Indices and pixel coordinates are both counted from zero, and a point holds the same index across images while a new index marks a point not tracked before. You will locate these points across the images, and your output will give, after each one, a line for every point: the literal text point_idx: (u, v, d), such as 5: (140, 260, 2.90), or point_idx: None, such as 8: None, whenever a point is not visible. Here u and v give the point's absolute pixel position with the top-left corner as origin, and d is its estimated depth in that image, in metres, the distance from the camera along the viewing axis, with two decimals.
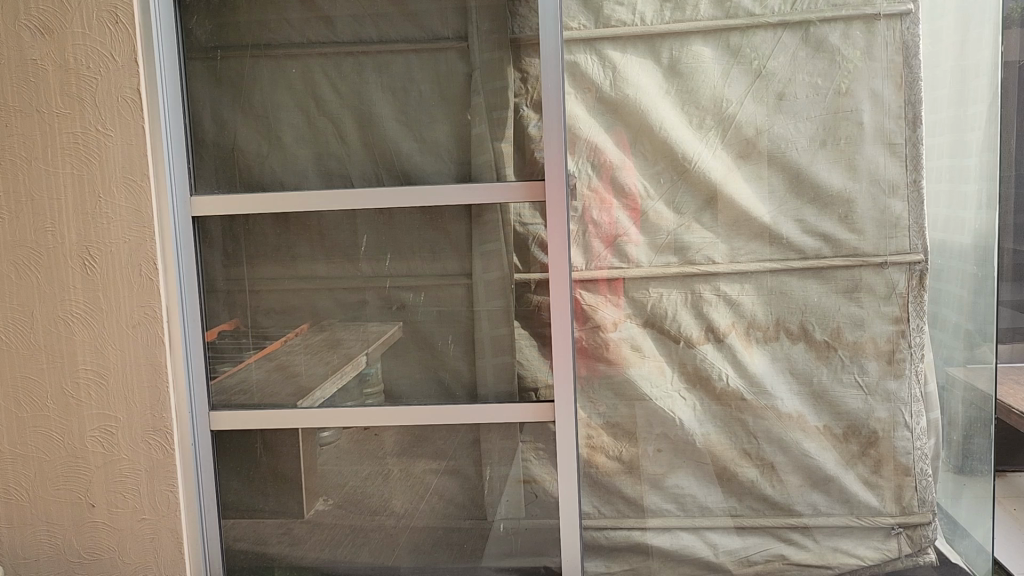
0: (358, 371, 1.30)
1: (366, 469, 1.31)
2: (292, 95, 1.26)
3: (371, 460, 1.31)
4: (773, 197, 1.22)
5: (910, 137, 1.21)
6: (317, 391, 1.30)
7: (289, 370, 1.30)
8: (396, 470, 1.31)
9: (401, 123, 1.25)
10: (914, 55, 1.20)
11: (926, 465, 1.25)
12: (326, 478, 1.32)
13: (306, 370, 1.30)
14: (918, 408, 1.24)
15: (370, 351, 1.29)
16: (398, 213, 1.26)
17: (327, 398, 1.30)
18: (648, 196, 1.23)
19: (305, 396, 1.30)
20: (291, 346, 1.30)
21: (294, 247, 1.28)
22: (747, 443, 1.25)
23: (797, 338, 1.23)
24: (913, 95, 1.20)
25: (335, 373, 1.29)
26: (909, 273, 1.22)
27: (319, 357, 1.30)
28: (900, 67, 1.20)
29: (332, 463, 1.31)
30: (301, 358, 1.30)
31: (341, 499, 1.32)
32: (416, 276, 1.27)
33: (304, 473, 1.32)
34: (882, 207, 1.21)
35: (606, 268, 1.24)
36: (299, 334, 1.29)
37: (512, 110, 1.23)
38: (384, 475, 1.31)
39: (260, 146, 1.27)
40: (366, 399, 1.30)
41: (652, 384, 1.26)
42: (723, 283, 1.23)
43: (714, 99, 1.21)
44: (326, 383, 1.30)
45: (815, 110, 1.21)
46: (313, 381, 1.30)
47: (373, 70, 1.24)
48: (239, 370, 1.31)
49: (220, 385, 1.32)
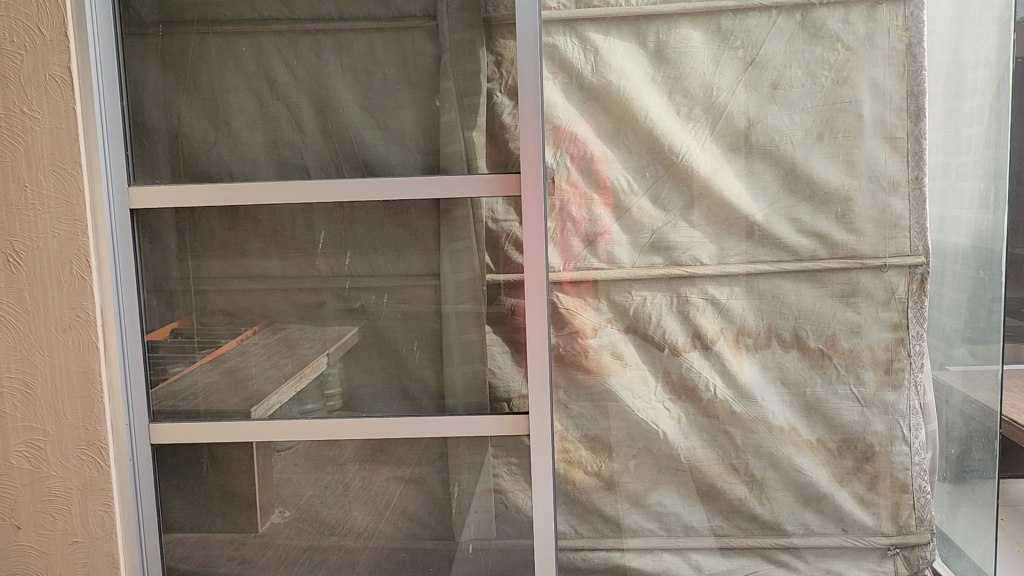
0: (318, 374, 1.19)
1: (324, 480, 1.21)
2: (242, 77, 1.14)
3: (330, 471, 1.20)
4: (765, 193, 1.13)
5: (912, 131, 1.13)
6: (272, 396, 1.19)
7: (241, 376, 1.19)
8: (356, 482, 1.20)
9: (363, 108, 1.14)
10: (918, 43, 1.13)
11: (924, 480, 1.18)
12: (281, 490, 1.21)
13: (261, 374, 1.19)
14: (916, 421, 1.17)
15: (329, 354, 1.18)
16: (359, 207, 1.15)
17: (285, 402, 1.19)
18: (630, 191, 1.14)
19: (261, 402, 1.20)
20: (244, 348, 1.18)
21: (246, 242, 1.17)
22: (735, 458, 1.17)
23: (789, 346, 1.15)
24: (916, 86, 1.13)
25: (291, 378, 1.19)
26: (910, 277, 1.15)
27: (274, 360, 1.19)
28: (902, 56, 1.13)
29: (288, 473, 1.21)
30: (254, 362, 1.19)
31: (298, 513, 1.22)
32: (380, 276, 1.16)
33: (257, 487, 1.21)
34: (882, 206, 1.13)
35: (585, 269, 1.15)
36: (254, 334, 1.18)
37: (484, 97, 1.12)
38: (343, 488, 1.21)
39: (207, 132, 1.16)
40: (326, 406, 1.19)
41: (635, 396, 1.18)
42: (710, 287, 1.15)
43: (704, 87, 1.12)
44: (283, 387, 1.19)
45: (811, 100, 1.12)
46: (268, 386, 1.19)
47: (333, 51, 1.13)
48: (189, 373, 1.20)
49: (169, 389, 1.20)
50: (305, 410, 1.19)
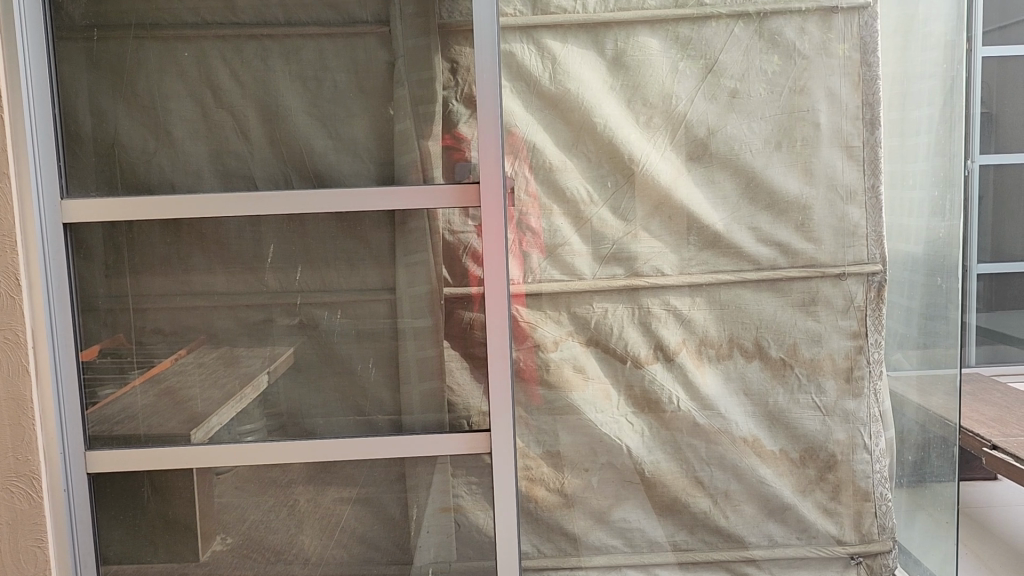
0: (259, 394, 1.13)
1: (268, 502, 1.15)
2: (184, 84, 1.09)
3: (275, 492, 1.15)
4: (727, 202, 1.17)
5: (868, 139, 1.24)
6: (213, 417, 1.13)
7: (180, 397, 1.13)
8: (304, 502, 1.15)
9: (313, 116, 1.09)
10: (872, 52, 1.25)
11: (885, 488, 1.26)
12: (224, 515, 1.15)
13: (201, 394, 1.13)
14: (875, 428, 1.24)
15: (271, 371, 1.13)
16: (310, 219, 1.10)
17: (226, 423, 1.13)
18: (591, 202, 1.15)
19: (200, 424, 1.13)
20: (182, 367, 1.12)
21: (187, 257, 1.11)
22: (698, 470, 1.19)
23: (752, 357, 1.19)
24: (869, 95, 1.24)
25: (233, 397, 1.13)
26: (868, 285, 1.24)
27: (215, 380, 1.13)
28: (857, 65, 1.22)
29: (229, 496, 1.15)
30: (194, 382, 1.13)
31: (241, 539, 1.16)
32: (332, 291, 1.11)
33: (198, 514, 1.15)
34: (840, 215, 1.21)
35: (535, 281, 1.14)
36: (191, 351, 1.12)
37: (440, 105, 1.09)
38: (291, 510, 1.15)
39: (146, 141, 1.09)
40: (268, 425, 1.14)
41: (597, 409, 1.18)
42: (673, 298, 1.17)
43: (663, 95, 1.15)
44: (225, 407, 1.13)
45: (769, 110, 1.18)
46: (209, 406, 1.13)
47: (280, 57, 1.09)
48: (123, 395, 1.13)
49: (101, 413, 1.13)
50: (245, 430, 1.14)
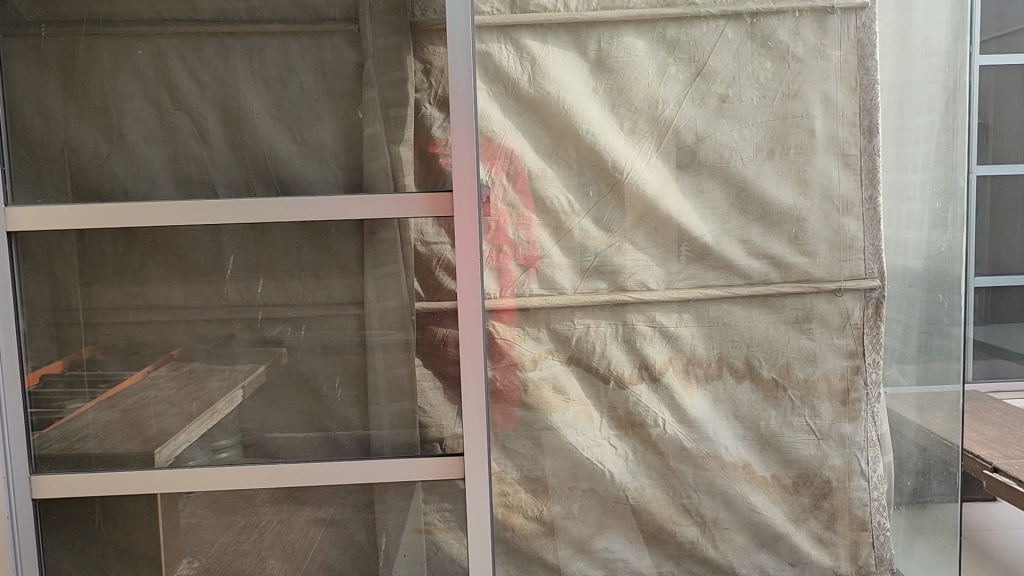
0: (235, 408, 1.06)
1: (238, 523, 1.08)
2: (139, 84, 1.02)
3: (244, 511, 1.08)
4: (716, 213, 1.24)
5: (864, 147, 1.31)
6: (179, 435, 1.06)
7: (140, 415, 1.06)
8: (272, 525, 1.08)
9: (276, 119, 1.03)
10: (868, 55, 1.30)
11: (881, 515, 1.35)
12: (192, 537, 1.08)
13: (167, 412, 1.06)
14: (873, 454, 1.32)
15: (243, 388, 1.06)
16: (273, 227, 1.03)
17: (194, 441, 1.06)
18: (573, 213, 1.21)
19: (167, 441, 1.06)
20: (153, 381, 1.05)
21: (143, 267, 1.04)
22: (687, 497, 1.27)
23: (742, 377, 1.27)
24: (866, 100, 1.31)
25: (199, 415, 1.06)
26: (864, 301, 1.31)
27: (179, 400, 1.06)
28: (853, 68, 1.29)
29: (197, 516, 1.08)
30: (156, 400, 1.06)
31: (209, 563, 1.09)
32: (297, 305, 1.05)
33: (162, 534, 1.08)
34: (837, 226, 1.29)
35: (511, 296, 1.21)
36: (168, 363, 1.05)
37: (411, 107, 1.03)
38: (257, 534, 1.08)
39: (98, 145, 1.03)
40: (240, 442, 1.07)
41: (579, 433, 1.24)
42: (657, 314, 1.24)
43: (648, 100, 1.21)
44: (193, 425, 1.06)
45: (761, 116, 1.25)
46: (171, 425, 1.06)
47: (242, 56, 1.02)
48: (87, 411, 1.06)
49: (62, 429, 1.06)
50: (217, 447, 1.07)
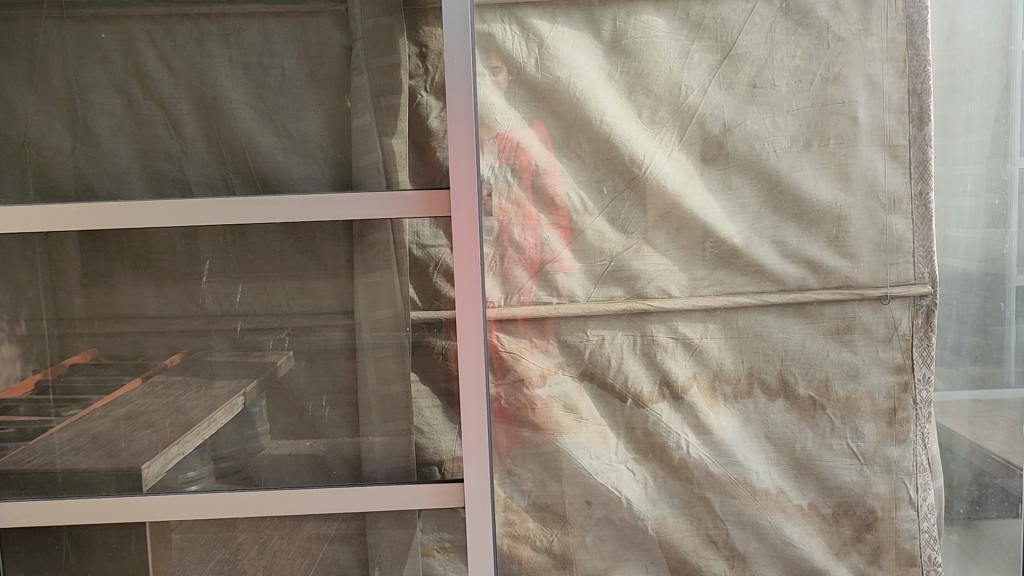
0: (234, 417, 0.96)
1: (237, 539, 0.98)
2: (107, 72, 0.93)
3: (245, 526, 0.98)
4: (745, 211, 1.06)
5: (915, 137, 1.08)
6: (173, 448, 0.97)
7: (121, 433, 0.97)
8: (264, 549, 0.98)
9: (256, 110, 0.93)
10: (920, 34, 1.07)
11: (933, 550, 1.14)
12: (188, 554, 0.99)
13: (165, 420, 0.97)
14: (924, 481, 1.12)
15: (245, 394, 0.96)
16: (254, 230, 0.94)
17: (191, 451, 0.97)
18: (585, 211, 1.06)
19: (157, 456, 0.97)
20: (136, 394, 0.96)
21: (112, 274, 0.95)
22: (712, 529, 1.10)
23: (775, 394, 1.09)
24: (918, 84, 1.07)
25: (189, 431, 0.97)
26: (914, 309, 1.09)
27: (166, 411, 0.96)
28: (903, 48, 1.07)
29: (196, 531, 0.98)
30: (142, 414, 0.96)
31: None
32: (281, 315, 0.95)
33: (151, 556, 0.99)
34: (882, 226, 1.08)
35: (530, 302, 1.06)
36: (174, 364, 0.96)
37: (405, 96, 0.92)
38: (249, 558, 0.99)
39: (62, 140, 0.94)
40: (244, 451, 0.96)
41: (592, 456, 1.09)
42: (680, 324, 1.07)
43: (669, 85, 1.04)
44: (186, 436, 0.97)
45: (798, 102, 1.06)
46: (157, 441, 0.97)
47: (219, 40, 0.92)
48: (86, 417, 0.97)
49: (48, 442, 0.98)
50: (218, 457, 0.97)
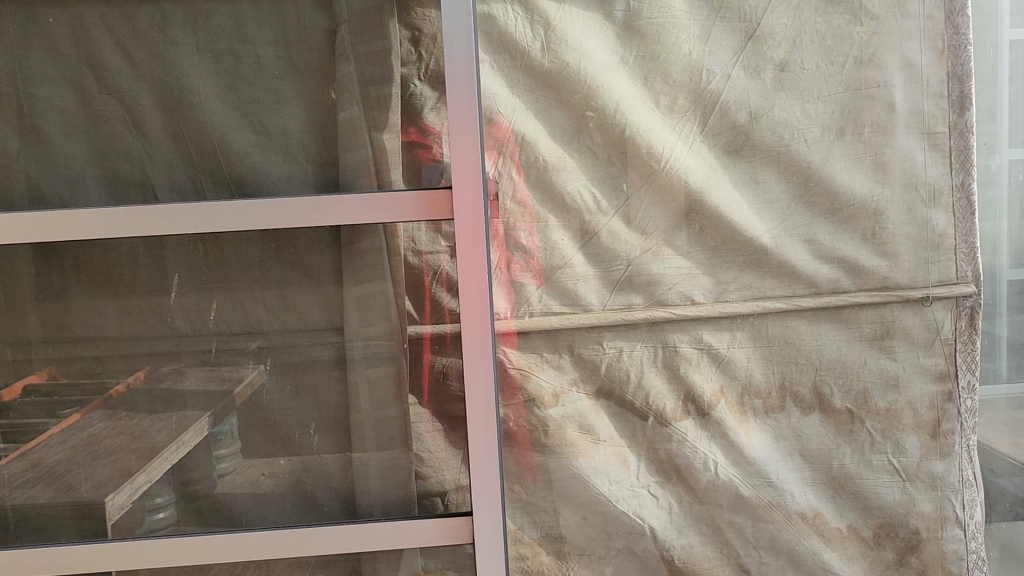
0: (206, 435, 0.85)
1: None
2: (56, 62, 0.82)
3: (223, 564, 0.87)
4: (774, 208, 0.98)
5: (955, 124, 0.99)
6: (139, 476, 0.86)
7: (78, 466, 0.86)
8: None
9: (228, 103, 0.82)
10: (959, 11, 0.98)
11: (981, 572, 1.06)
12: None
13: (128, 446, 0.85)
14: (971, 497, 1.04)
15: (218, 412, 0.85)
16: (229, 239, 0.83)
17: (158, 480, 0.85)
18: (599, 211, 0.96)
19: (120, 486, 0.86)
20: (93, 422, 0.85)
21: (66, 291, 0.84)
22: (744, 556, 1.01)
23: (809, 408, 1.00)
24: (958, 66, 0.99)
25: (155, 457, 0.85)
26: (957, 311, 1.01)
27: (130, 437, 0.85)
28: (941, 27, 0.98)
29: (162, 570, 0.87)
30: (102, 441, 0.85)
31: None
32: (262, 334, 0.84)
33: None
34: (922, 220, 1.00)
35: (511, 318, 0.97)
36: (139, 382, 0.84)
37: (398, 86, 0.83)
38: None
39: (6, 139, 0.82)
40: (217, 476, 0.86)
41: (612, 481, 1.00)
42: (706, 334, 0.98)
43: (690, 70, 0.95)
44: (153, 463, 0.85)
45: (826, 88, 0.97)
46: (120, 471, 0.86)
47: (184, 24, 0.82)
48: (39, 446, 0.86)
49: None
50: (189, 480, 0.85)
